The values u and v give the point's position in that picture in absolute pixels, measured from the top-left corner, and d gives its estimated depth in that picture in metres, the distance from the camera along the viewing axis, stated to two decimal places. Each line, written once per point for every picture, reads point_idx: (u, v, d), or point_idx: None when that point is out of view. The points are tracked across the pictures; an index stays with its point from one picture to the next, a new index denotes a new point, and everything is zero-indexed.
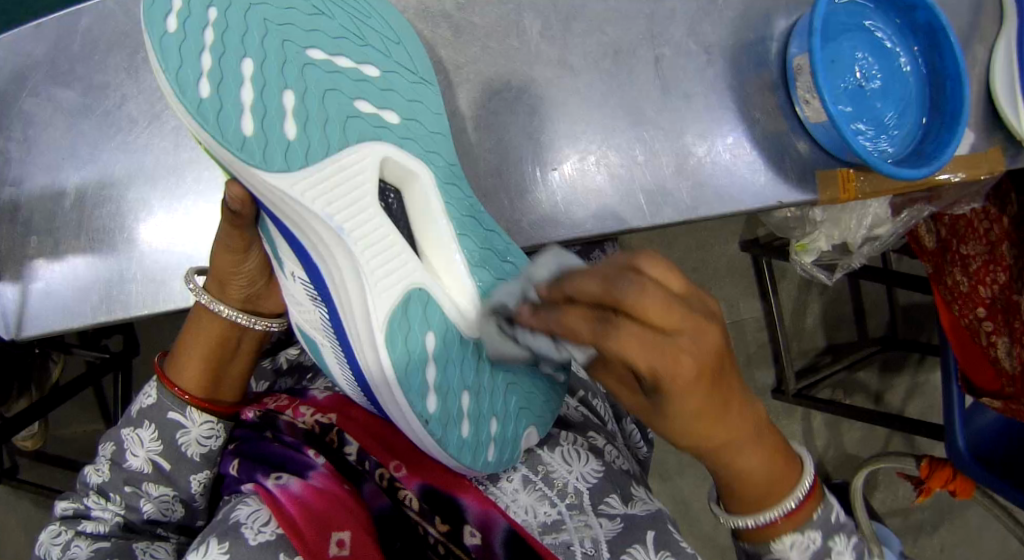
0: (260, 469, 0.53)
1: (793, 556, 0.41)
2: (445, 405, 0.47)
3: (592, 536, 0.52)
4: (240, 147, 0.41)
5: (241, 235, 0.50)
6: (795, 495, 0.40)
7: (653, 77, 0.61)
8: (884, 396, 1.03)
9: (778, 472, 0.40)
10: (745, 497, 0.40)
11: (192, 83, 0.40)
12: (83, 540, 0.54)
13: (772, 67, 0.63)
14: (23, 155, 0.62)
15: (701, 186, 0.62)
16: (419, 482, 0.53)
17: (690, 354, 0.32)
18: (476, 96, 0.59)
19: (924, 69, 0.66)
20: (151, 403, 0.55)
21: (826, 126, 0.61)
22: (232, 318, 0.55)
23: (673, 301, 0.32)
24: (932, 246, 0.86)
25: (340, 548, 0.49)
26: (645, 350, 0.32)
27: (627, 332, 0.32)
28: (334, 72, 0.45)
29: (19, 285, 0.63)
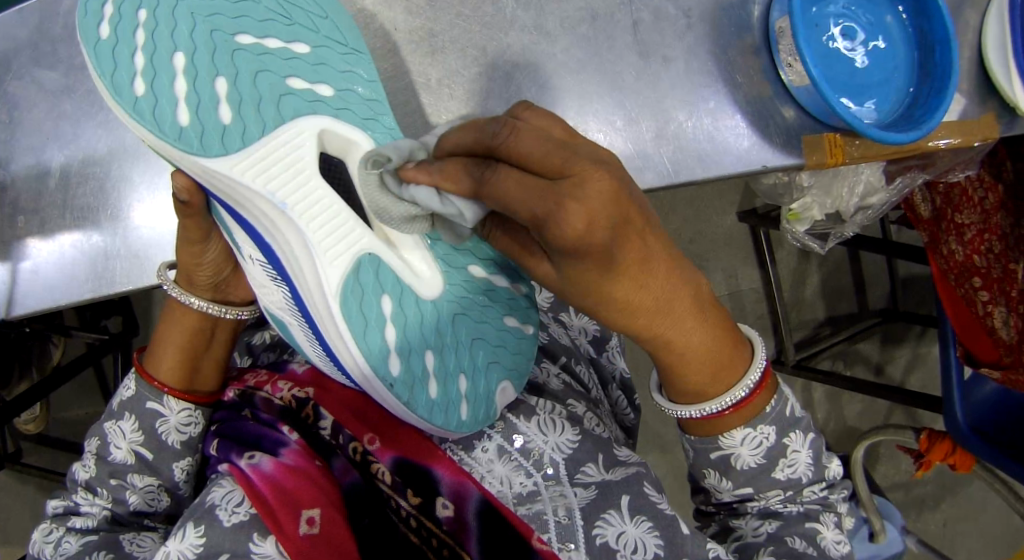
0: (235, 449, 0.53)
1: (744, 451, 0.45)
2: (408, 366, 0.46)
3: (567, 505, 0.51)
4: (177, 137, 0.41)
5: (196, 226, 0.50)
6: (743, 384, 0.43)
7: (632, 41, 0.60)
8: (885, 368, 1.02)
9: (724, 359, 0.43)
10: (692, 386, 0.43)
11: (128, 85, 0.41)
12: (72, 536, 0.54)
13: (754, 30, 0.62)
14: (8, 136, 0.63)
15: (683, 150, 0.61)
16: (392, 455, 0.51)
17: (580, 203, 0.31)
18: (452, 64, 0.58)
19: (912, 34, 0.65)
20: (130, 395, 0.55)
21: (812, 90, 0.61)
22: (204, 309, 0.55)
23: (555, 147, 0.33)
24: (927, 215, 0.83)
25: (310, 526, 0.48)
26: (530, 196, 0.32)
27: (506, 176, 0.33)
28: (264, 54, 0.44)
29: (8, 264, 0.63)
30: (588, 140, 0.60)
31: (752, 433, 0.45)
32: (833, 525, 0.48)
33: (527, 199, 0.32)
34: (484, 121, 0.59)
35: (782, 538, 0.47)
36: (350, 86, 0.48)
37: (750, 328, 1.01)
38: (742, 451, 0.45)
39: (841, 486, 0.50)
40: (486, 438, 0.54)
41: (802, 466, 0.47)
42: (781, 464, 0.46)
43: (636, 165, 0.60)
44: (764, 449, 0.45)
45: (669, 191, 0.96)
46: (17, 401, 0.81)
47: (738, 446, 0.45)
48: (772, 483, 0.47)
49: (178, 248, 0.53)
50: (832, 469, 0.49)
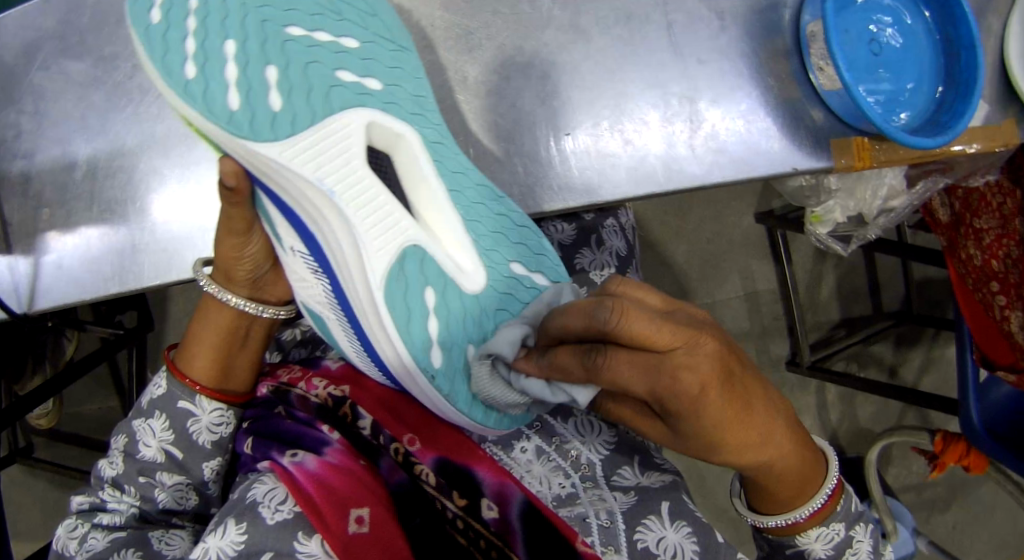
0: (275, 447, 0.54)
1: (817, 546, 0.46)
2: (450, 358, 0.46)
3: (608, 508, 0.51)
4: (228, 120, 0.41)
5: (241, 215, 0.49)
6: (821, 495, 0.44)
7: (666, 43, 0.60)
8: (898, 370, 1.03)
9: (811, 473, 0.43)
10: (778, 497, 0.44)
11: (178, 67, 0.41)
12: (99, 532, 0.54)
13: (785, 34, 0.63)
14: (34, 128, 0.62)
15: (716, 152, 0.61)
16: (433, 456, 0.53)
17: (688, 368, 0.33)
18: (488, 62, 0.58)
19: (938, 40, 0.66)
20: (160, 393, 0.55)
21: (842, 93, 0.61)
22: (240, 307, 0.55)
23: (661, 319, 0.33)
24: (946, 220, 0.85)
25: (360, 525, 0.49)
26: (644, 371, 0.33)
27: (618, 359, 0.33)
28: (314, 46, 0.45)
29: (32, 258, 0.63)
30: (623, 139, 0.60)
31: (826, 531, 0.45)
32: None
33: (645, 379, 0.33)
34: (522, 120, 0.59)
35: None
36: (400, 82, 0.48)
37: (766, 329, 1.02)
38: (817, 547, 0.46)
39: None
40: (525, 440, 0.56)
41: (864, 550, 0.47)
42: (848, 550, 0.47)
43: (669, 167, 0.60)
44: (835, 541, 0.46)
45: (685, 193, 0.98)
46: (30, 398, 0.80)
47: (812, 542, 0.46)
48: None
49: (217, 243, 0.52)
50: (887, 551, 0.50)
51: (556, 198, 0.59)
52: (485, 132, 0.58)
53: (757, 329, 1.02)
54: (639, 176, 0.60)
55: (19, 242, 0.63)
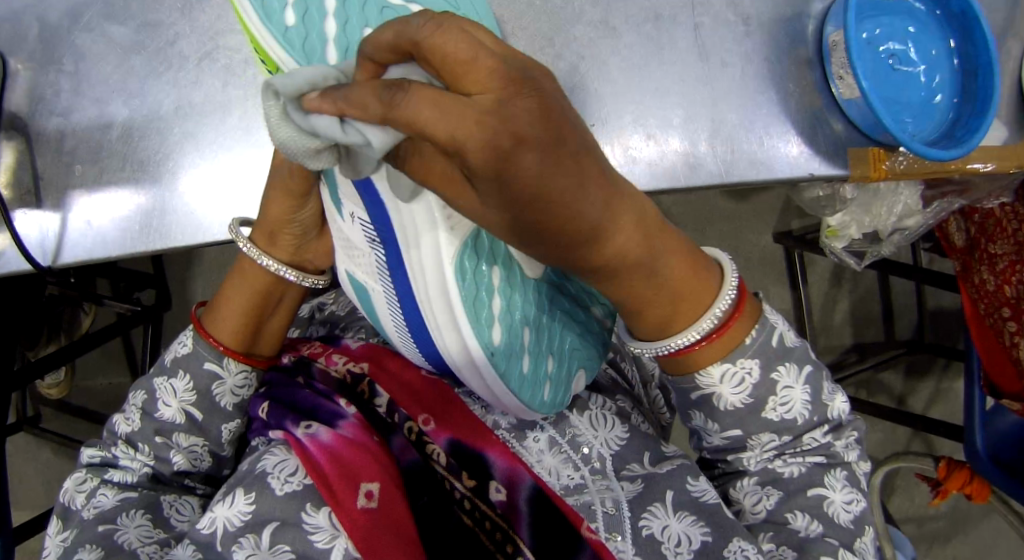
0: (289, 416, 0.55)
1: (723, 387, 0.44)
2: (510, 336, 0.46)
3: (614, 497, 0.52)
4: (308, 56, 0.44)
5: (302, 180, 0.51)
6: (710, 316, 0.41)
7: (692, 43, 0.62)
8: (907, 400, 1.02)
9: (688, 279, 0.40)
10: (651, 320, 0.41)
11: (279, 13, 0.45)
12: (109, 489, 0.55)
13: (808, 44, 0.64)
14: (73, 88, 0.64)
15: (736, 152, 0.62)
16: (448, 437, 0.53)
17: (495, 117, 0.25)
18: (519, 50, 0.60)
19: (957, 60, 0.67)
20: (186, 352, 0.56)
21: (860, 104, 0.62)
22: (280, 272, 0.56)
23: (481, 51, 0.26)
24: (961, 244, 0.86)
25: (368, 499, 0.50)
26: (444, 116, 0.25)
27: (416, 95, 0.26)
28: (409, 17, 0.46)
29: (59, 214, 0.64)
30: (646, 134, 0.61)
31: (730, 369, 0.44)
32: (841, 485, 0.49)
33: (447, 123, 0.25)
34: None
35: (783, 512, 0.49)
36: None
37: None
38: (723, 390, 0.45)
39: (847, 429, 0.50)
40: (539, 430, 0.55)
41: (797, 404, 0.46)
42: (770, 403, 0.46)
43: (689, 165, 0.61)
44: (749, 387, 0.45)
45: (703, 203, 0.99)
46: (43, 364, 0.81)
47: (717, 383, 0.44)
48: (766, 425, 0.46)
49: (270, 204, 0.53)
50: (834, 406, 0.48)
51: None
52: None
53: None
54: (659, 171, 0.61)
55: (49, 196, 0.64)
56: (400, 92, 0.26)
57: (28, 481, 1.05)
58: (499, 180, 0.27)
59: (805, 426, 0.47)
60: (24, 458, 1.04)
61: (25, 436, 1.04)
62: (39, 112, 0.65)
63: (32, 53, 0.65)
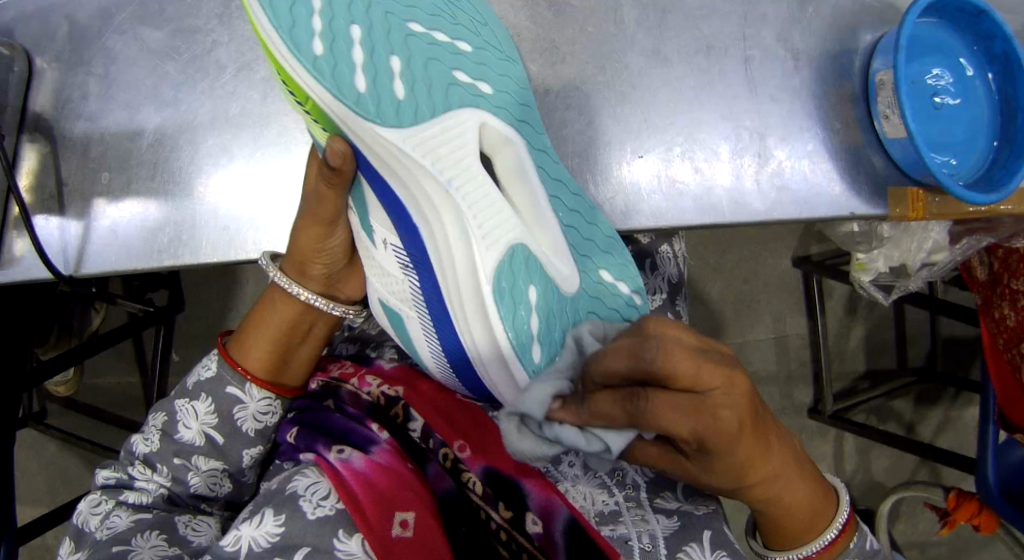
0: (321, 440, 0.53)
1: None
2: (550, 355, 0.47)
3: (650, 532, 0.50)
4: (355, 101, 0.41)
5: (333, 205, 0.49)
6: (834, 528, 0.44)
7: (742, 77, 0.61)
8: (916, 427, 1.03)
9: (818, 504, 0.43)
10: (786, 536, 0.43)
11: (306, 44, 0.41)
12: (124, 511, 0.53)
13: (855, 81, 0.64)
14: (102, 92, 0.62)
15: (781, 190, 0.61)
16: (483, 465, 0.52)
17: (728, 409, 0.34)
18: (568, 77, 0.59)
19: (998, 100, 0.67)
20: (210, 376, 0.55)
21: (905, 143, 0.61)
22: (310, 301, 0.54)
23: (701, 360, 0.33)
24: (983, 278, 0.86)
25: (403, 528, 0.48)
26: (684, 414, 0.33)
27: (657, 402, 0.33)
28: (433, 44, 0.46)
29: (83, 222, 0.62)
30: (693, 167, 0.60)
31: None
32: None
33: (687, 420, 0.33)
34: (598, 138, 0.59)
35: None
36: (494, 76, 0.48)
37: (792, 373, 1.03)
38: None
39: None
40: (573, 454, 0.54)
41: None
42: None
43: (734, 201, 0.60)
44: None
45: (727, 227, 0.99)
46: (50, 365, 0.78)
47: None
48: None
49: (301, 231, 0.51)
50: None
51: (624, 221, 0.59)
52: (561, 147, 0.59)
53: (783, 373, 1.03)
54: (705, 206, 0.59)
55: (74, 204, 0.62)
56: (644, 401, 0.34)
57: (29, 479, 1.03)
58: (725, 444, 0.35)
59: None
60: (26, 455, 1.03)
61: (27, 433, 1.02)
62: (67, 115, 0.63)
63: (60, 53, 0.63)
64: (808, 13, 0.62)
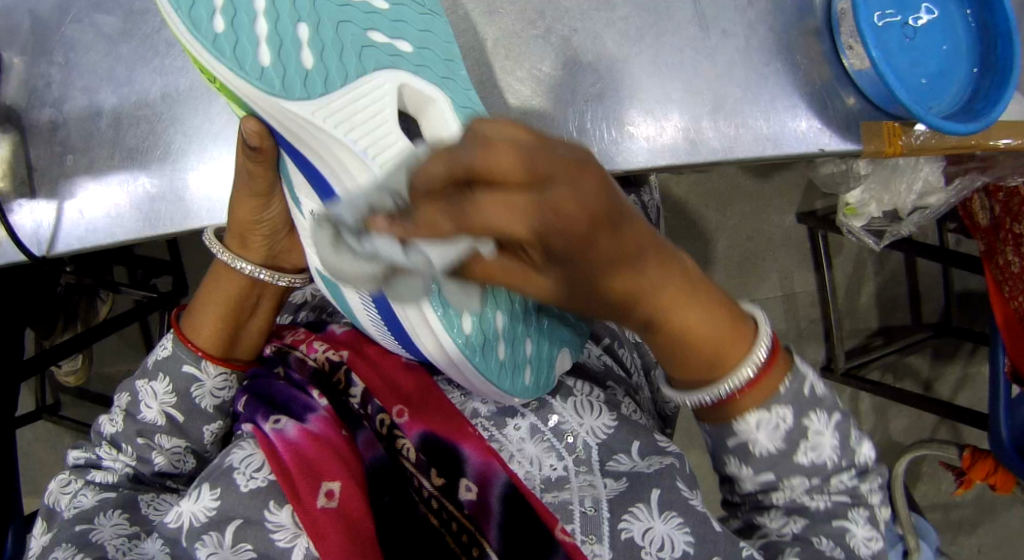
0: (261, 410, 0.53)
1: (759, 434, 0.42)
2: (481, 325, 0.46)
3: (595, 495, 0.50)
4: (258, 75, 0.43)
5: (264, 174, 0.49)
6: (751, 364, 0.40)
7: (692, 15, 0.59)
8: (934, 384, 0.99)
9: (728, 329, 0.39)
10: (692, 370, 0.40)
11: (206, 20, 0.42)
12: (90, 489, 0.54)
13: (816, 12, 0.61)
14: (64, 78, 0.64)
15: (739, 127, 0.59)
16: (419, 431, 0.51)
17: (574, 201, 0.25)
18: (510, 26, 0.58)
19: (975, 29, 0.64)
20: (165, 355, 0.56)
21: (872, 75, 0.59)
22: (255, 275, 0.55)
23: (530, 146, 0.24)
24: (986, 223, 0.82)
25: (328, 499, 0.47)
26: (517, 221, 0.25)
27: (484, 203, 0.24)
28: (344, 6, 0.47)
29: (54, 204, 0.64)
30: (643, 109, 0.58)
31: (766, 417, 0.41)
32: (865, 523, 0.44)
33: (527, 225, 0.25)
34: (543, 85, 0.58)
35: (808, 539, 0.44)
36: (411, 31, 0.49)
37: (801, 332, 1.00)
38: (760, 437, 0.42)
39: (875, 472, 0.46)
40: (519, 417, 0.54)
41: (827, 449, 0.43)
42: (802, 447, 0.42)
43: (691, 139, 0.58)
44: (784, 435, 0.42)
45: (726, 179, 0.97)
46: (55, 349, 0.81)
47: (754, 431, 0.41)
48: (794, 467, 0.43)
49: (237, 206, 0.52)
50: (862, 452, 0.45)
51: None
52: (508, 97, 0.58)
53: (792, 332, 0.99)
54: (659, 147, 0.58)
55: (43, 188, 0.64)
56: (467, 203, 0.25)
57: (49, 470, 1.06)
58: (577, 254, 0.28)
59: (831, 468, 0.44)
60: (45, 446, 1.06)
61: (45, 426, 1.05)
62: (33, 104, 0.64)
63: (25, 46, 0.64)
64: None
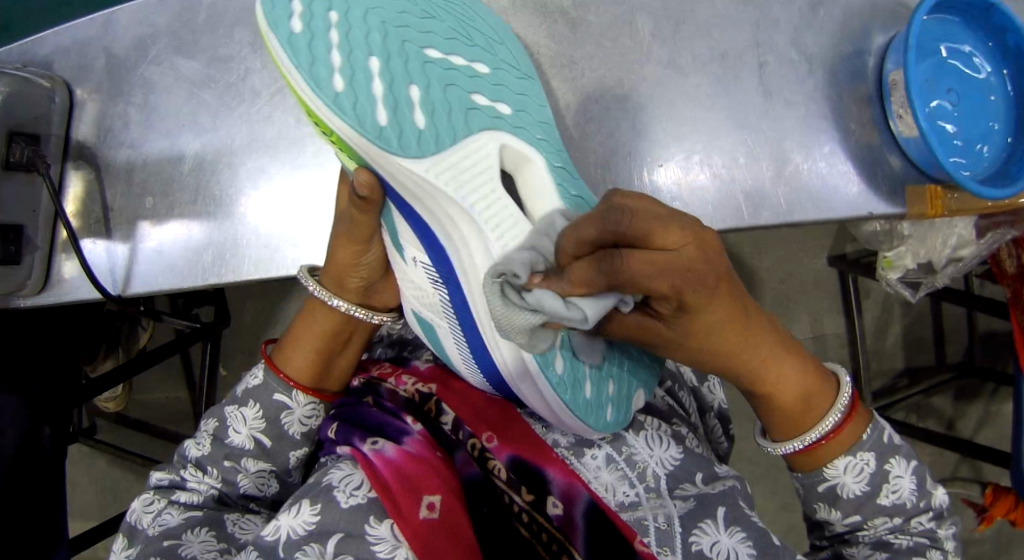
0: (357, 433, 0.55)
1: (846, 478, 0.48)
2: (570, 367, 0.47)
3: (666, 512, 0.52)
4: (377, 134, 0.40)
5: (366, 224, 0.50)
6: (835, 414, 0.47)
7: (757, 83, 0.62)
8: (956, 423, 1.02)
9: (813, 384, 0.47)
10: (786, 420, 0.47)
11: (326, 80, 0.40)
12: (175, 508, 0.56)
13: (869, 81, 0.63)
14: (143, 119, 0.65)
15: (798, 192, 0.62)
16: (509, 453, 0.54)
17: (704, 264, 0.35)
18: (588, 92, 0.61)
19: (1011, 94, 0.67)
20: (256, 384, 0.58)
21: (918, 141, 0.61)
22: (351, 312, 0.57)
23: (673, 218, 0.35)
24: (1012, 270, 0.82)
25: (430, 511, 0.50)
26: (663, 274, 0.35)
27: (633, 260, 0.34)
28: (452, 69, 0.44)
29: (128, 244, 0.65)
30: (711, 175, 0.61)
31: (854, 461, 0.47)
32: None
33: (660, 275, 0.35)
34: (618, 149, 0.61)
35: None
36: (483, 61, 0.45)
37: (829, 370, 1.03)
38: (846, 480, 0.48)
39: (951, 524, 0.50)
40: (596, 447, 0.55)
41: (905, 490, 0.48)
42: (884, 488, 0.48)
43: (753, 203, 0.61)
44: (866, 478, 0.48)
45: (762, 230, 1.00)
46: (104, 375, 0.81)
47: (842, 475, 0.48)
48: (877, 509, 0.48)
49: (337, 249, 0.54)
50: (940, 496, 0.50)
51: None
52: (584, 158, 0.61)
53: None
54: (724, 211, 0.61)
55: (120, 228, 0.66)
56: (615, 262, 0.34)
57: (83, 494, 1.07)
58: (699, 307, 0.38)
59: (910, 508, 0.48)
60: (77, 470, 1.07)
61: (78, 449, 1.07)
62: (109, 142, 0.66)
63: (99, 84, 0.66)
64: (820, 15, 0.63)
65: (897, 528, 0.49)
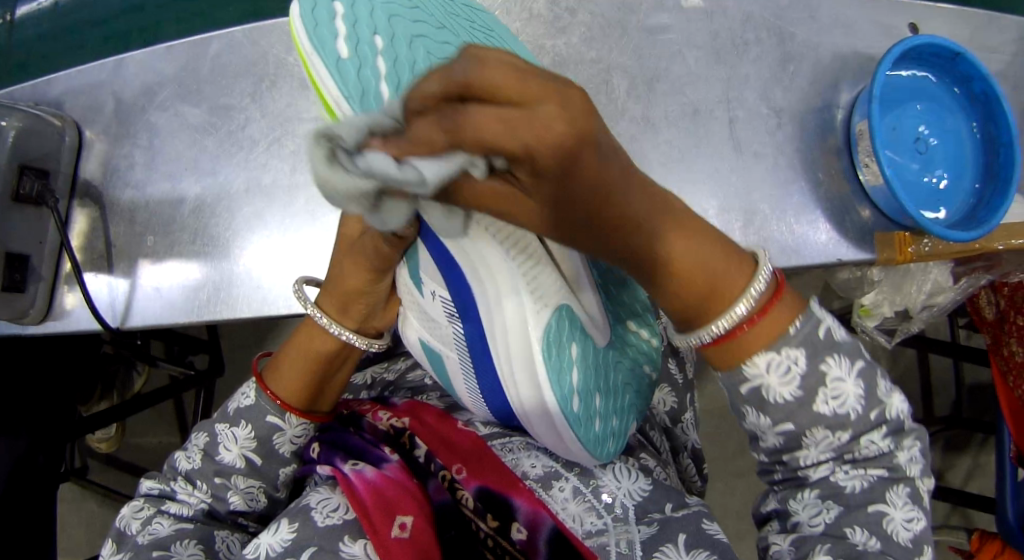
0: (338, 453, 0.57)
1: (771, 379, 0.41)
2: (586, 405, 0.49)
3: (629, 538, 0.54)
4: None
5: (385, 257, 0.53)
6: (748, 297, 0.40)
7: (727, 137, 0.65)
8: (945, 474, 1.04)
9: (722, 264, 0.40)
10: (691, 306, 0.40)
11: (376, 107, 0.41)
12: (164, 518, 0.58)
13: (837, 133, 0.66)
14: (147, 161, 0.69)
15: (767, 243, 0.64)
16: (477, 484, 0.55)
17: (559, 122, 0.29)
18: None
19: (980, 139, 0.70)
20: (249, 404, 0.60)
21: (885, 190, 0.64)
22: (348, 338, 0.60)
23: (523, 71, 0.29)
24: (991, 317, 0.84)
25: (401, 530, 0.52)
26: (504, 129, 0.28)
27: (480, 114, 0.29)
28: None
29: (128, 279, 0.69)
30: None
31: (776, 358, 0.40)
32: (903, 504, 0.43)
33: (513, 137, 0.28)
34: None
35: (840, 530, 0.43)
36: None
37: None
38: (771, 381, 0.41)
39: (913, 437, 0.44)
40: (563, 479, 0.57)
41: (851, 398, 0.41)
42: (822, 396, 0.41)
43: None
44: (796, 380, 0.41)
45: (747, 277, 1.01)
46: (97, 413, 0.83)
47: (764, 374, 0.41)
48: (815, 418, 0.41)
49: (348, 277, 0.56)
50: (894, 404, 0.43)
51: None
52: None
53: None
54: None
55: (121, 263, 0.69)
56: (459, 117, 0.29)
57: (73, 532, 1.09)
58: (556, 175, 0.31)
59: (861, 424, 0.42)
60: (67, 508, 1.09)
61: (70, 489, 1.09)
62: (113, 183, 0.70)
63: (106, 127, 0.70)
64: (789, 71, 0.66)
65: (846, 451, 0.43)
